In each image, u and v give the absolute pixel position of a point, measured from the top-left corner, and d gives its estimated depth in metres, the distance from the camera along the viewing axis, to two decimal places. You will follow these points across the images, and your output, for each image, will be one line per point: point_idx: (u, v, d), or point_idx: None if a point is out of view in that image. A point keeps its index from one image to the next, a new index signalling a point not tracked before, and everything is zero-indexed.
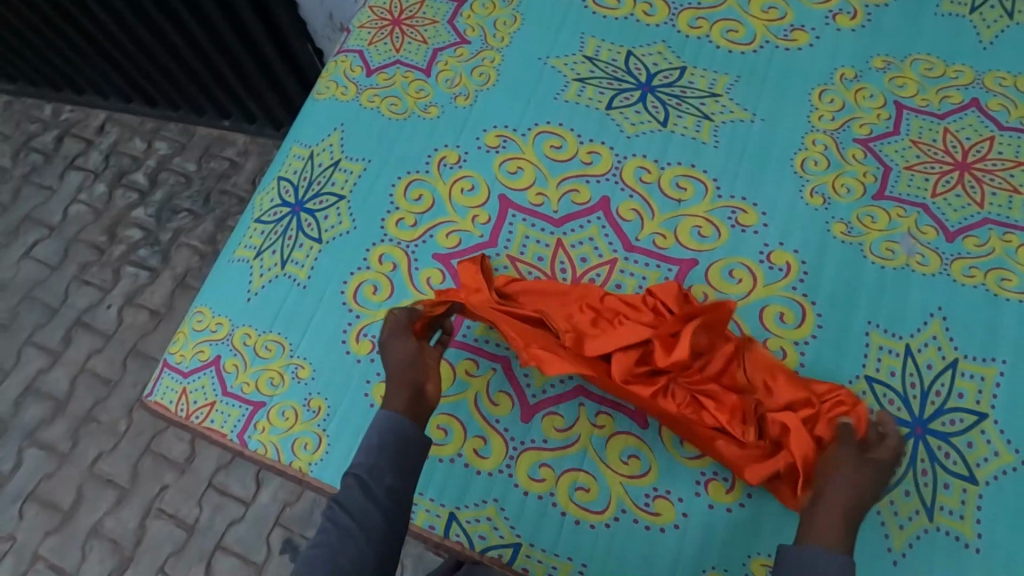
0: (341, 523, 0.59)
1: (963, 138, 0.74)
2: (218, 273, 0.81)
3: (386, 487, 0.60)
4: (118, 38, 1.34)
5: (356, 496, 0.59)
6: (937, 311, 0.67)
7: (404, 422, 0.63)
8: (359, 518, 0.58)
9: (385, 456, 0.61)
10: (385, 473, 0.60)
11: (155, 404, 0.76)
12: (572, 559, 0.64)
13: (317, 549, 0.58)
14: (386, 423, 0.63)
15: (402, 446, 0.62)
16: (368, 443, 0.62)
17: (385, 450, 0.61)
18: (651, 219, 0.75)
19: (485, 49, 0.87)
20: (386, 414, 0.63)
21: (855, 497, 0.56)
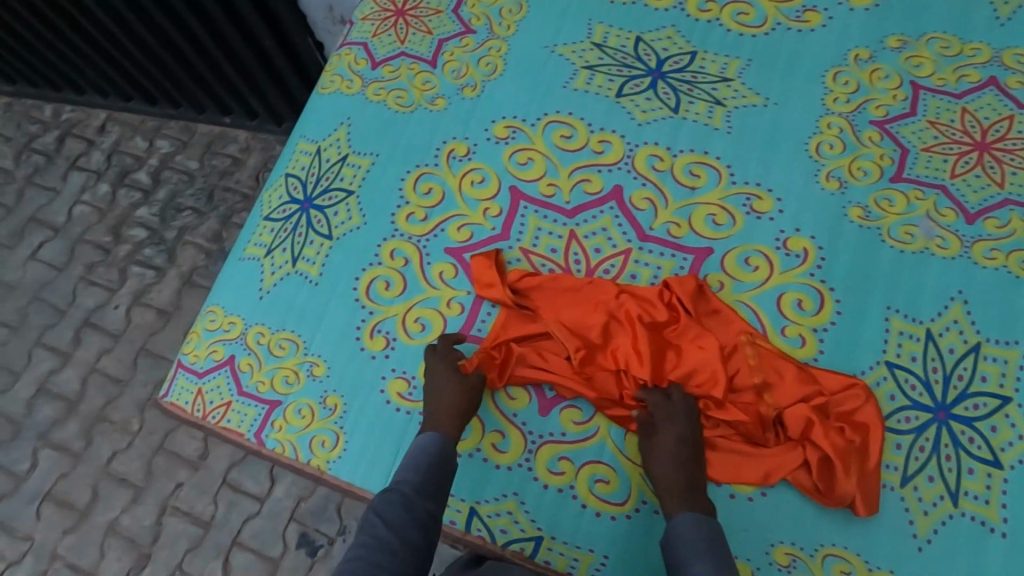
0: (382, 538, 0.58)
1: (981, 118, 0.73)
2: (228, 272, 0.81)
3: (429, 508, 0.61)
4: (117, 37, 1.33)
5: (398, 513, 0.59)
6: (958, 295, 0.66)
7: (451, 447, 0.64)
8: (399, 533, 0.58)
9: (432, 477, 0.62)
10: (430, 494, 0.61)
11: (172, 405, 0.76)
12: (594, 550, 0.63)
13: (353, 563, 0.57)
14: (435, 446, 0.64)
15: (447, 469, 0.63)
16: (417, 464, 0.62)
17: (432, 471, 0.62)
18: (664, 207, 0.74)
19: (491, 39, 0.86)
20: (436, 438, 0.64)
21: (667, 466, 0.61)
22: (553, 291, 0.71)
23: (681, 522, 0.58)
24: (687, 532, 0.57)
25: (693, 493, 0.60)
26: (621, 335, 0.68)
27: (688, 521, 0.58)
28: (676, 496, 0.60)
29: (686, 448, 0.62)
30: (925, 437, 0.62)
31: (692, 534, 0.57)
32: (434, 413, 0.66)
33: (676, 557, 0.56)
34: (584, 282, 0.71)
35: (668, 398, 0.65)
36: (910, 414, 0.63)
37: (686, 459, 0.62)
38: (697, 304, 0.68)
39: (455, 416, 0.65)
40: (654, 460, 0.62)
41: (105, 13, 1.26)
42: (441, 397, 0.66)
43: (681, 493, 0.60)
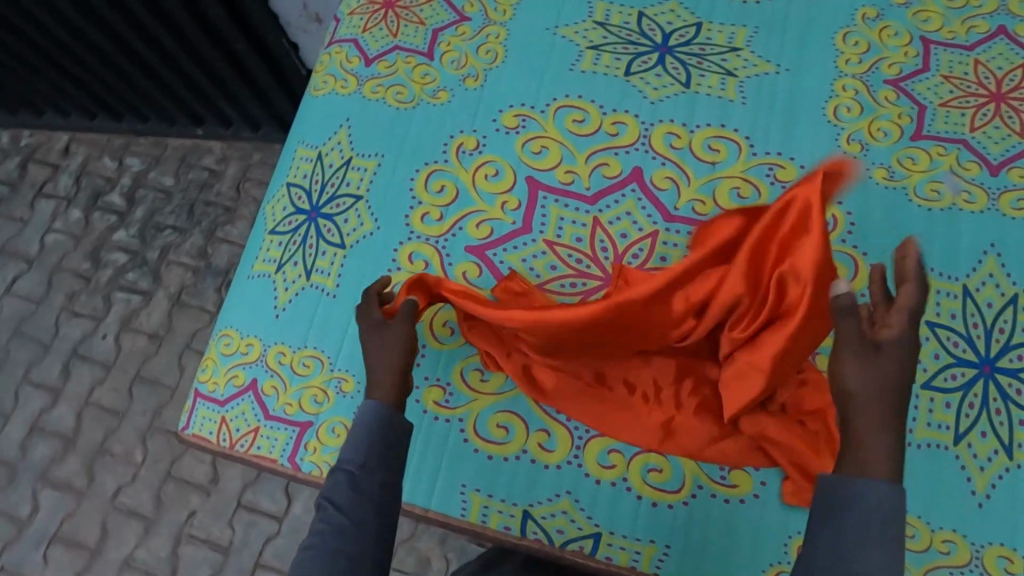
0: (334, 522, 0.54)
1: (995, 68, 0.72)
2: (239, 291, 0.77)
3: (378, 481, 0.56)
4: (74, 50, 1.25)
5: (346, 492, 0.55)
6: (990, 249, 0.66)
7: (390, 413, 0.59)
8: (351, 514, 0.54)
9: (375, 450, 0.57)
10: (374, 467, 0.56)
11: (195, 437, 0.72)
12: (655, 541, 0.63)
13: (311, 552, 0.53)
14: (372, 416, 0.58)
15: (392, 436, 0.58)
16: (357, 440, 0.57)
17: (374, 444, 0.57)
18: (687, 185, 0.72)
19: (488, 25, 0.82)
20: (373, 408, 0.59)
21: (875, 402, 0.48)
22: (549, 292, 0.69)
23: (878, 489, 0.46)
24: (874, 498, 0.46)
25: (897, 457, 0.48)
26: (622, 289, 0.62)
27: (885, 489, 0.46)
28: (881, 450, 0.47)
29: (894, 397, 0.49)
30: (974, 393, 0.62)
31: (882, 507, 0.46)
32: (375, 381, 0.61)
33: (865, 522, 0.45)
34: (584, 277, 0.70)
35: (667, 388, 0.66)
36: (956, 371, 0.63)
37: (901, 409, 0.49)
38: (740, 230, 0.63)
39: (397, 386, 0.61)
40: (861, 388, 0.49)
41: (61, 26, 1.19)
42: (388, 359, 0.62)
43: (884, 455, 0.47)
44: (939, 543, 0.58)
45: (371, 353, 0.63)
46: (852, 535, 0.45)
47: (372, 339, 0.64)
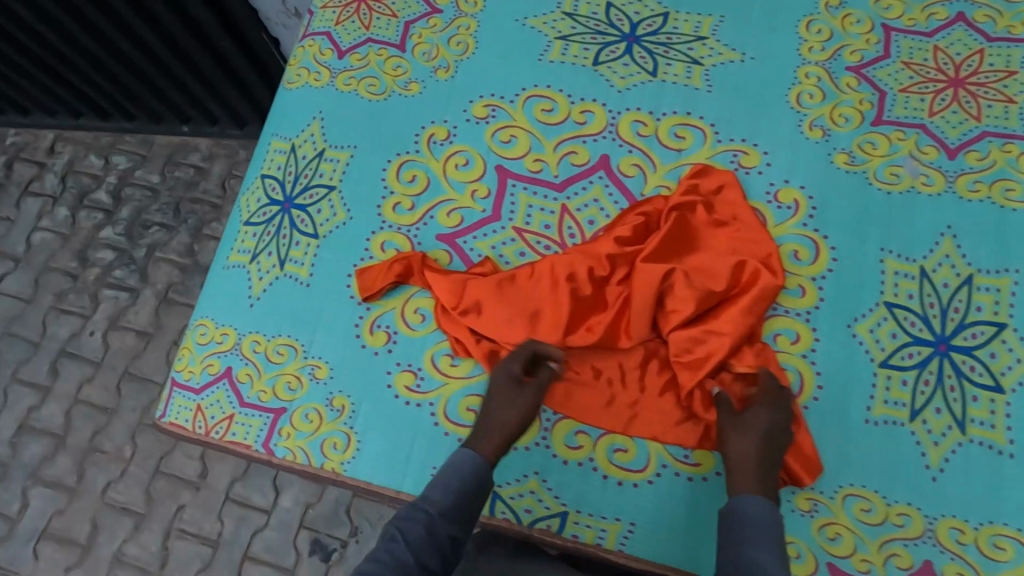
0: (400, 557, 0.56)
1: (953, 54, 0.73)
2: (214, 282, 0.78)
3: (450, 530, 0.58)
4: (61, 51, 1.25)
5: (420, 531, 0.57)
6: (947, 230, 0.67)
7: (487, 470, 0.62)
8: (418, 555, 0.56)
9: (461, 501, 0.60)
10: (453, 515, 0.59)
11: (171, 425, 0.74)
12: (620, 519, 0.64)
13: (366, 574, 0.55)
14: (471, 466, 0.61)
15: (479, 491, 0.61)
16: (446, 484, 0.60)
17: (462, 494, 0.60)
18: (653, 172, 0.74)
19: (459, 17, 0.83)
20: (472, 458, 0.62)
21: (750, 447, 0.59)
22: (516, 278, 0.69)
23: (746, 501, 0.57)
24: (756, 513, 0.56)
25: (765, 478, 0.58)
26: (578, 258, 0.69)
27: (758, 502, 0.56)
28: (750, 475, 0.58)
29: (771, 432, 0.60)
30: (929, 370, 0.63)
31: (760, 517, 0.55)
32: (483, 428, 0.64)
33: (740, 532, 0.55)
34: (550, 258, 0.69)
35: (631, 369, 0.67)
36: (912, 350, 0.64)
37: (771, 450, 0.59)
38: (689, 214, 0.71)
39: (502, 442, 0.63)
40: (738, 437, 0.60)
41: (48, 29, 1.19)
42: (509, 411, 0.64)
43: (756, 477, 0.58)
44: (894, 517, 0.60)
45: (494, 402, 0.64)
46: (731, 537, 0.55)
47: (501, 390, 0.65)
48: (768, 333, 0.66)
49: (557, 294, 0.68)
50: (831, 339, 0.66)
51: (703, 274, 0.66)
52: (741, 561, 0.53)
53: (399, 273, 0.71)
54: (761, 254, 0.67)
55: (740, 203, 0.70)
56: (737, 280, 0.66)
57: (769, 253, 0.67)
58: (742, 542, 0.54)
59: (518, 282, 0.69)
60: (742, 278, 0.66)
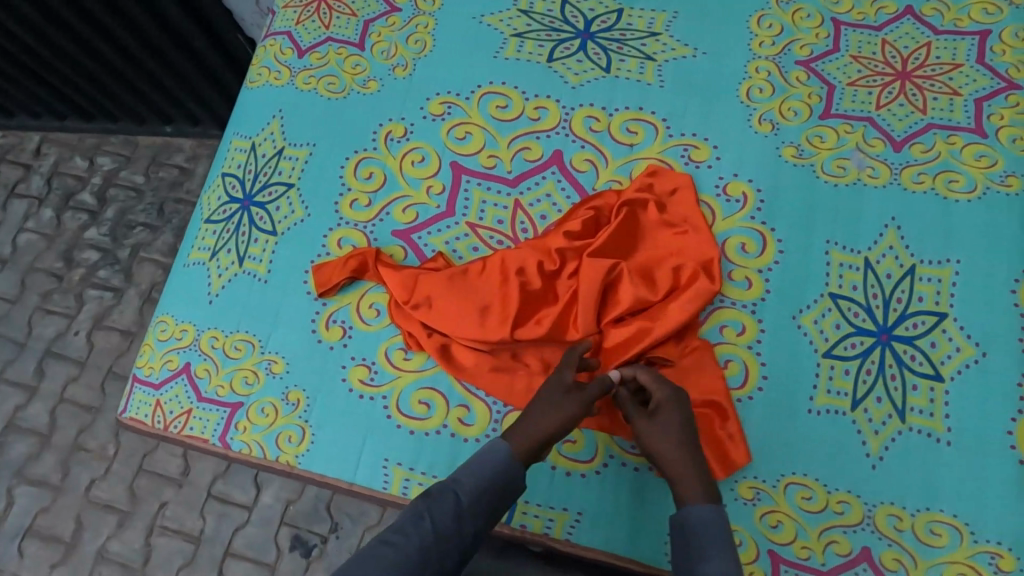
0: (424, 542, 0.55)
1: (901, 48, 0.74)
2: (175, 279, 0.79)
3: (476, 525, 0.57)
4: (43, 56, 1.26)
5: (449, 517, 0.56)
6: (891, 221, 0.68)
7: (519, 472, 0.60)
8: (442, 540, 0.55)
9: (488, 497, 0.59)
10: (482, 510, 0.58)
11: (132, 420, 0.75)
12: (567, 508, 0.65)
13: (385, 549, 0.54)
14: (505, 463, 0.60)
15: (507, 490, 0.60)
16: (480, 476, 0.59)
17: (491, 490, 0.59)
18: (605, 166, 0.74)
19: (418, 15, 0.84)
20: (506, 455, 0.60)
21: (672, 451, 0.60)
22: (467, 273, 0.70)
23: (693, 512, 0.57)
24: (700, 520, 0.56)
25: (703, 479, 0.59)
26: (527, 252, 0.70)
27: (703, 510, 0.56)
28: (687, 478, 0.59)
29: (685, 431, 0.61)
30: (871, 360, 0.64)
31: (708, 523, 0.56)
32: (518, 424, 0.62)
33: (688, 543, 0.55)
34: (500, 253, 0.71)
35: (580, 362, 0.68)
36: (855, 340, 0.65)
37: (691, 449, 0.60)
38: (638, 212, 0.72)
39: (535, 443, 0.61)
40: (657, 444, 0.60)
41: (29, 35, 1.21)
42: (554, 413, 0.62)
43: (694, 478, 0.59)
44: (835, 504, 0.61)
45: (538, 403, 0.63)
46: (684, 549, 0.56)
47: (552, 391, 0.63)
48: (714, 324, 0.67)
49: (507, 288, 0.69)
50: (776, 331, 0.66)
51: (644, 275, 0.69)
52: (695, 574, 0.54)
53: (353, 268, 0.72)
54: (703, 254, 0.68)
55: (688, 200, 0.71)
56: (678, 280, 0.68)
57: (712, 255, 0.68)
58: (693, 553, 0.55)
59: (469, 278, 0.70)
60: (683, 278, 0.68)
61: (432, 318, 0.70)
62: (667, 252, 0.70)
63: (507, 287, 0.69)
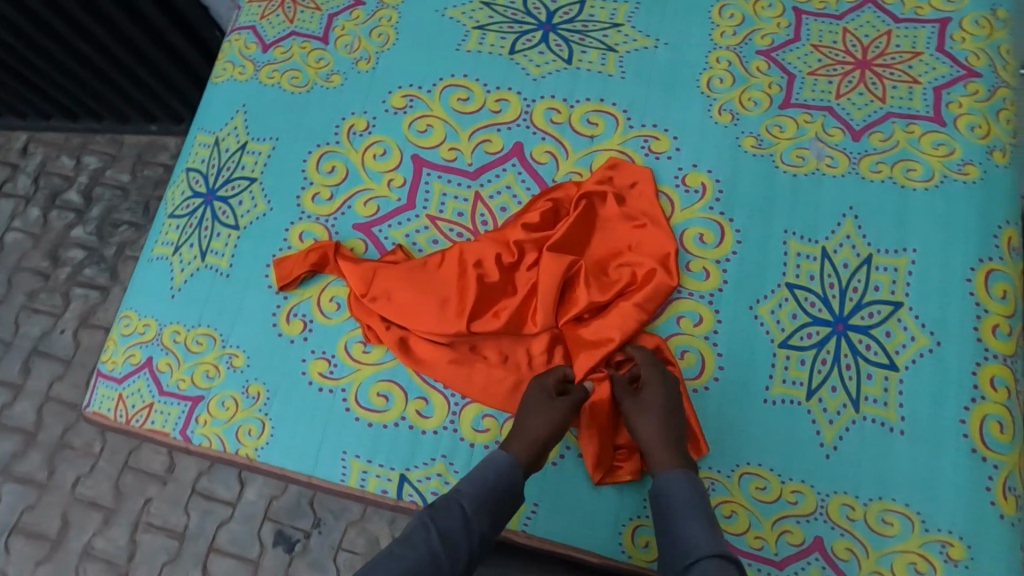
0: (431, 551, 0.55)
1: (861, 36, 0.74)
2: (140, 274, 0.80)
3: (483, 530, 0.58)
4: (26, 60, 1.24)
5: (455, 525, 0.57)
6: (849, 211, 0.68)
7: (520, 475, 0.61)
8: (449, 548, 0.56)
9: (492, 502, 0.59)
10: (487, 515, 0.58)
11: (96, 415, 0.75)
12: (523, 500, 0.65)
13: (394, 560, 0.55)
14: (506, 468, 0.60)
15: (510, 496, 0.60)
16: (483, 480, 0.59)
17: (494, 495, 0.59)
18: (565, 158, 0.74)
19: (381, 9, 0.84)
20: (507, 459, 0.61)
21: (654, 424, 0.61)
22: (428, 267, 0.70)
23: (670, 480, 0.58)
24: (677, 490, 0.58)
25: (682, 453, 0.60)
26: (485, 245, 0.70)
27: (679, 479, 0.58)
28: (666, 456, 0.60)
29: (672, 412, 0.61)
30: (827, 350, 0.64)
31: (682, 491, 0.58)
32: (516, 431, 0.63)
33: (666, 510, 0.58)
34: (459, 245, 0.70)
35: (537, 354, 0.68)
36: (811, 330, 0.65)
37: (674, 428, 0.61)
38: (598, 205, 0.72)
39: (535, 445, 0.62)
40: (641, 422, 0.62)
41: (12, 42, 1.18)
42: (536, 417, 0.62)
43: (673, 450, 0.60)
44: (789, 494, 0.61)
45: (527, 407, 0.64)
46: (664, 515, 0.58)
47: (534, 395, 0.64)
48: (672, 315, 0.67)
49: (467, 281, 0.69)
50: (733, 322, 0.66)
51: (600, 273, 0.69)
52: (674, 538, 0.56)
53: (313, 262, 0.72)
54: (659, 252, 0.68)
55: (647, 189, 0.71)
56: (634, 277, 0.68)
57: (668, 252, 0.68)
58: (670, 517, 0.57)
59: (430, 271, 0.70)
60: (639, 275, 0.67)
61: (393, 311, 0.70)
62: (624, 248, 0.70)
63: (467, 279, 0.69)
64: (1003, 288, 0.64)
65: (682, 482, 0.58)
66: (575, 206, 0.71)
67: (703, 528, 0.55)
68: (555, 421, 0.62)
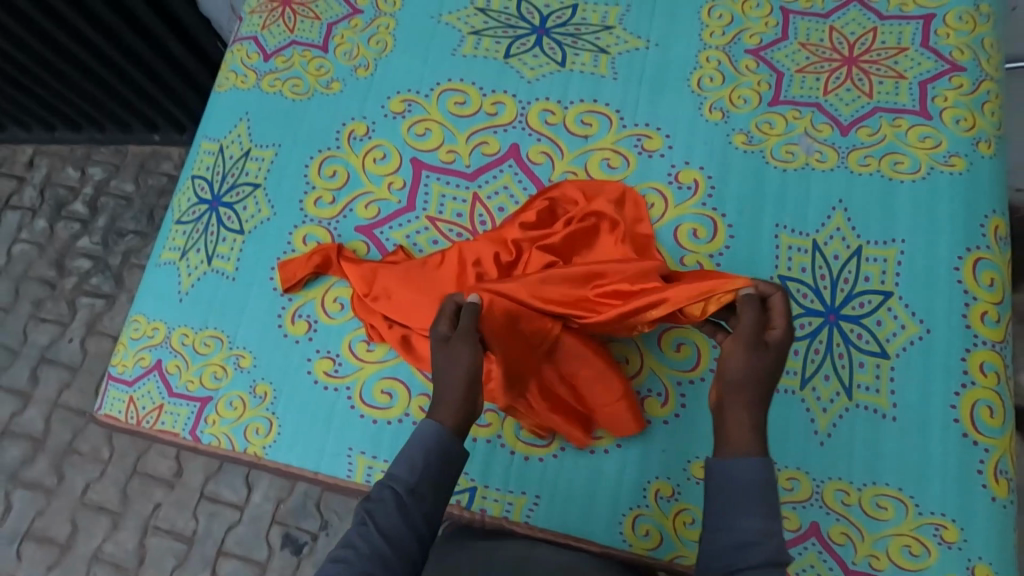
0: (374, 546, 0.53)
1: (848, 34, 0.75)
2: (147, 279, 0.81)
3: (424, 511, 0.55)
4: (31, 72, 1.26)
5: (391, 516, 0.54)
6: (838, 205, 0.69)
7: (450, 442, 0.57)
8: (391, 539, 0.53)
9: (427, 479, 0.55)
10: (424, 495, 0.55)
11: (107, 417, 0.77)
12: (525, 492, 0.67)
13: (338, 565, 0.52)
14: (433, 438, 0.56)
15: (446, 466, 0.56)
16: (413, 462, 0.55)
17: (427, 471, 0.55)
18: (560, 158, 0.76)
19: (379, 16, 0.86)
20: (435, 430, 0.57)
21: (749, 381, 0.55)
22: (428, 267, 0.72)
23: (748, 467, 0.51)
24: (748, 477, 0.51)
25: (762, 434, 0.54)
26: (484, 245, 0.71)
27: (754, 467, 0.52)
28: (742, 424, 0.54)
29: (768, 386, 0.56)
30: (819, 340, 0.65)
31: (750, 480, 0.51)
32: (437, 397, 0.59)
33: (730, 497, 0.51)
34: (456, 245, 0.72)
35: None
36: (805, 321, 0.66)
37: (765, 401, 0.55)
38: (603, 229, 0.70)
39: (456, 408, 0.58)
40: (748, 379, 0.55)
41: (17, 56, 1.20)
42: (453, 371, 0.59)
43: (752, 433, 0.54)
44: (784, 481, 0.62)
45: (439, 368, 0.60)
46: (727, 501, 0.51)
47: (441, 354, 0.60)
48: None
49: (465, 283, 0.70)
50: None
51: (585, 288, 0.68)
52: (731, 529, 0.50)
53: (315, 262, 0.74)
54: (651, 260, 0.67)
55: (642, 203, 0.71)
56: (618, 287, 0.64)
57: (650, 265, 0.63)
58: (732, 505, 0.51)
59: (427, 274, 0.72)
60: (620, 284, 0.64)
61: (391, 309, 0.71)
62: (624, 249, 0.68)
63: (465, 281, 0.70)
64: (990, 276, 0.65)
65: (756, 471, 0.51)
66: (580, 212, 0.70)
67: (761, 525, 0.50)
68: (460, 370, 0.59)
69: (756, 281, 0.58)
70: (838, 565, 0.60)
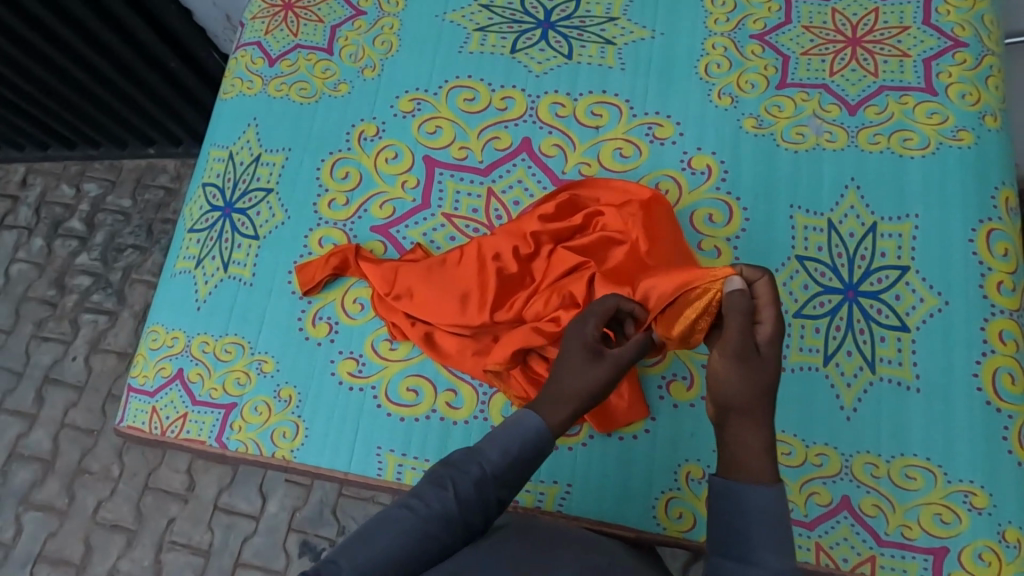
0: (445, 510, 0.53)
1: (850, 15, 0.76)
2: (163, 290, 0.81)
3: (499, 496, 0.55)
4: (24, 93, 1.25)
5: (472, 489, 0.54)
6: (850, 183, 0.70)
7: (547, 441, 0.58)
8: (465, 511, 0.53)
9: (516, 468, 0.56)
10: (506, 482, 0.56)
11: (129, 429, 0.77)
12: (558, 482, 0.67)
13: (403, 514, 0.53)
14: (534, 432, 0.58)
15: (535, 461, 0.57)
16: (507, 449, 0.56)
17: (519, 461, 0.56)
18: (573, 150, 0.76)
19: (382, 17, 0.86)
20: (537, 425, 0.58)
21: (752, 403, 0.55)
22: (447, 266, 0.72)
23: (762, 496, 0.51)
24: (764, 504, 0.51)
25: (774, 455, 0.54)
26: (502, 239, 0.71)
27: (767, 495, 0.52)
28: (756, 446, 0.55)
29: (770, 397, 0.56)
30: (840, 316, 0.66)
31: (767, 507, 0.51)
32: (556, 393, 0.60)
33: (745, 525, 0.51)
34: (476, 242, 0.72)
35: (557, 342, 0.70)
36: (824, 299, 0.67)
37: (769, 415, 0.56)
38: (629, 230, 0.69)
39: (566, 412, 0.60)
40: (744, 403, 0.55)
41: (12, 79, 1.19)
42: (574, 375, 0.60)
43: (763, 454, 0.54)
44: (813, 457, 0.63)
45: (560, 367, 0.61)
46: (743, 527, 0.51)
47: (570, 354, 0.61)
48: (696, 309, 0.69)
49: (485, 279, 0.71)
50: None
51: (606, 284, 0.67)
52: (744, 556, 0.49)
53: (333, 263, 0.74)
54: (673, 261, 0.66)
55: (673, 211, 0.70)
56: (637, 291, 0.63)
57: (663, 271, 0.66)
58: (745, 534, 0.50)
59: (449, 271, 0.72)
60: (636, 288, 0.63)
61: (412, 304, 0.72)
62: (643, 243, 0.67)
63: (485, 277, 0.71)
64: (1004, 246, 0.67)
65: (770, 499, 0.51)
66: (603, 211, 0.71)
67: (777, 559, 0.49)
68: (581, 387, 0.59)
69: (740, 268, 0.56)
70: (871, 537, 0.61)
